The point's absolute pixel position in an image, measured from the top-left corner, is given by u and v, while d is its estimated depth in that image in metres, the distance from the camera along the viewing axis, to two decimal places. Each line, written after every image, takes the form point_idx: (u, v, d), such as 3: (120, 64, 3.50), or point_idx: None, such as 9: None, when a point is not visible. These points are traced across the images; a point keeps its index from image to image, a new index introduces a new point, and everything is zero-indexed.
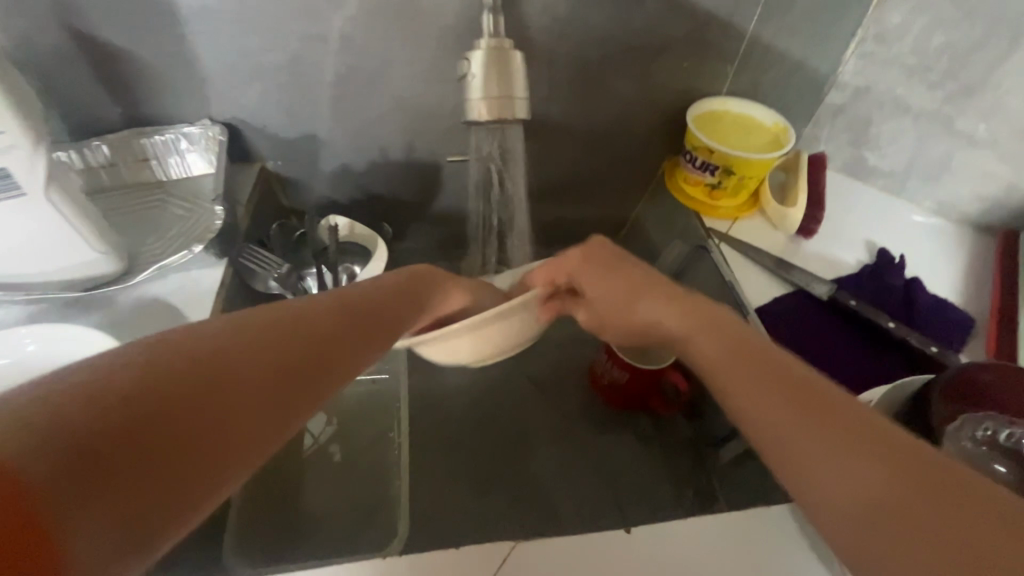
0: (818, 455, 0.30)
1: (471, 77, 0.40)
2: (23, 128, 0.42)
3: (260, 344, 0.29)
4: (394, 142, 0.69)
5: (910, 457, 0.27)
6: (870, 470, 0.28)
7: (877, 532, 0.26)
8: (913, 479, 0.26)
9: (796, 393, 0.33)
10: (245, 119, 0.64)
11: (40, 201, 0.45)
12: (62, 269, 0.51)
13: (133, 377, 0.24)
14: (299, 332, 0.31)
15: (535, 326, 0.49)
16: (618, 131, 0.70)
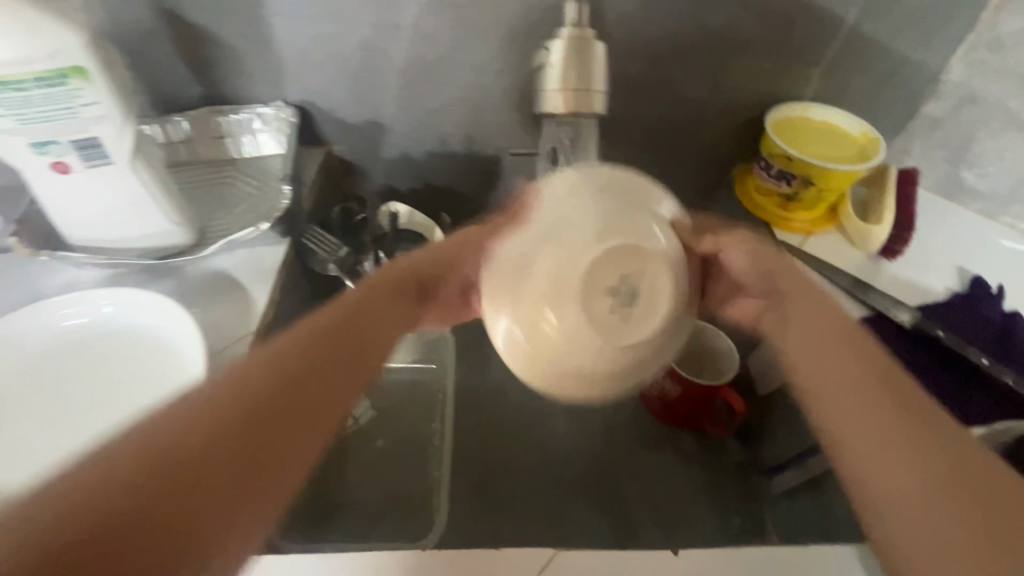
0: (877, 447, 0.36)
1: (550, 68, 0.39)
2: (115, 102, 0.45)
3: (260, 387, 0.35)
4: (458, 133, 0.68)
5: (961, 463, 0.34)
6: (912, 470, 0.35)
7: (909, 513, 0.34)
8: (953, 483, 0.33)
9: (878, 391, 0.38)
10: (316, 102, 0.65)
11: (125, 169, 0.48)
12: (140, 236, 0.53)
13: (162, 453, 0.30)
14: (290, 358, 0.37)
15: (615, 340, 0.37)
16: (691, 133, 0.66)
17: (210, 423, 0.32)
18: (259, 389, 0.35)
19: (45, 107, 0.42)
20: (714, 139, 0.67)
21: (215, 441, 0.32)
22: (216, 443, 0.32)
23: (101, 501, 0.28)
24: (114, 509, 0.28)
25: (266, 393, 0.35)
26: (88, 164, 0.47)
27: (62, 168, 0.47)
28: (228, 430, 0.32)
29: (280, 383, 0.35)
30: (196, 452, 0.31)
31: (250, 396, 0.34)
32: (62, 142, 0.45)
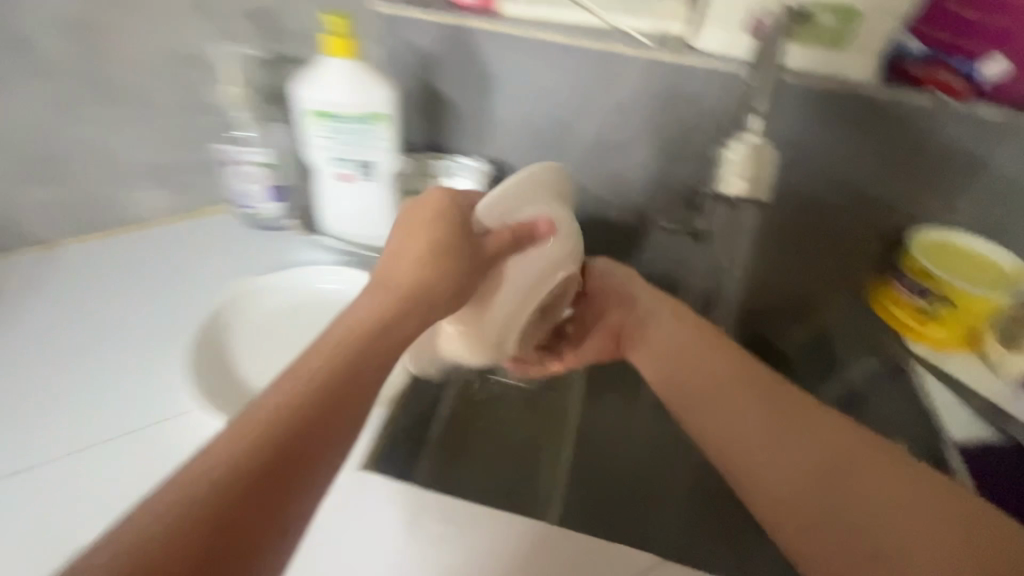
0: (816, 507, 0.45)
1: (728, 160, 0.49)
2: (396, 139, 0.63)
3: (332, 361, 0.37)
4: (616, 202, 0.81)
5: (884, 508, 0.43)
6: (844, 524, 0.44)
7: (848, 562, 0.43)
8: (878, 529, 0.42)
9: (805, 461, 0.47)
10: (509, 161, 0.82)
11: (382, 184, 0.66)
12: (368, 235, 0.69)
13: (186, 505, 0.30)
14: (357, 331, 0.39)
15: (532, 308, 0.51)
16: (830, 237, 0.73)
17: (322, 373, 0.36)
18: (357, 345, 0.39)
19: (354, 137, 0.61)
20: (854, 247, 0.72)
21: (329, 386, 0.36)
22: (329, 389, 0.36)
23: (281, 434, 0.33)
24: (278, 431, 0.33)
25: (347, 355, 0.38)
26: (362, 179, 0.65)
27: (344, 179, 0.65)
28: (330, 380, 0.36)
29: (372, 338, 0.40)
30: (332, 391, 0.36)
31: (340, 361, 0.37)
32: (353, 161, 0.63)
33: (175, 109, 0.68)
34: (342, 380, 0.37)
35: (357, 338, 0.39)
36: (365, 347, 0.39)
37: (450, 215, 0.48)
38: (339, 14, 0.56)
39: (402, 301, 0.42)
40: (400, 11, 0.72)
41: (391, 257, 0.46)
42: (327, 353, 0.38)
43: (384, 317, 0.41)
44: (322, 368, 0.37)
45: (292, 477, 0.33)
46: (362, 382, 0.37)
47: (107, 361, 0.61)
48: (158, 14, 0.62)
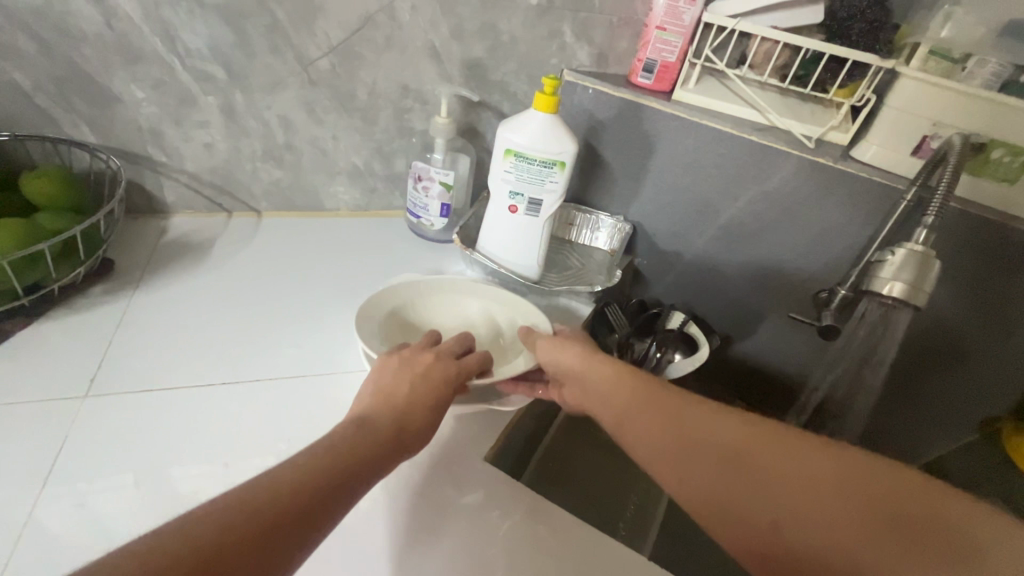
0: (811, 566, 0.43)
1: (889, 263, 0.52)
2: (563, 186, 0.72)
3: (326, 462, 0.42)
4: (741, 284, 0.85)
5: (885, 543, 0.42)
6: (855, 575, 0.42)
7: None
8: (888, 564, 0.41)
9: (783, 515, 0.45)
10: (646, 226, 0.88)
11: (542, 222, 0.74)
12: (514, 262, 0.78)
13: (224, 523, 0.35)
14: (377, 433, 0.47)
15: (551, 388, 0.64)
16: (964, 368, 0.72)
17: (322, 470, 0.42)
18: (345, 449, 0.45)
19: (533, 176, 0.71)
20: (986, 382, 0.71)
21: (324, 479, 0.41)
22: (320, 484, 0.41)
23: (306, 486, 0.40)
24: (271, 503, 0.38)
25: (351, 458, 0.44)
26: (528, 212, 0.74)
27: (512, 210, 0.74)
28: (322, 474, 0.41)
29: (370, 452, 0.45)
30: (322, 486, 0.41)
31: (341, 464, 0.43)
32: (525, 197, 0.73)
33: (389, 127, 0.83)
34: (344, 477, 0.42)
35: (351, 446, 0.45)
36: (353, 454, 0.44)
37: (442, 371, 0.56)
38: (554, 77, 0.67)
39: (401, 414, 0.50)
40: (583, 80, 0.81)
41: (392, 372, 0.54)
42: (325, 452, 0.43)
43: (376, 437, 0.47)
44: (322, 469, 0.42)
45: (297, 535, 0.38)
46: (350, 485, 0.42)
47: (286, 308, 0.73)
48: (402, 54, 0.77)
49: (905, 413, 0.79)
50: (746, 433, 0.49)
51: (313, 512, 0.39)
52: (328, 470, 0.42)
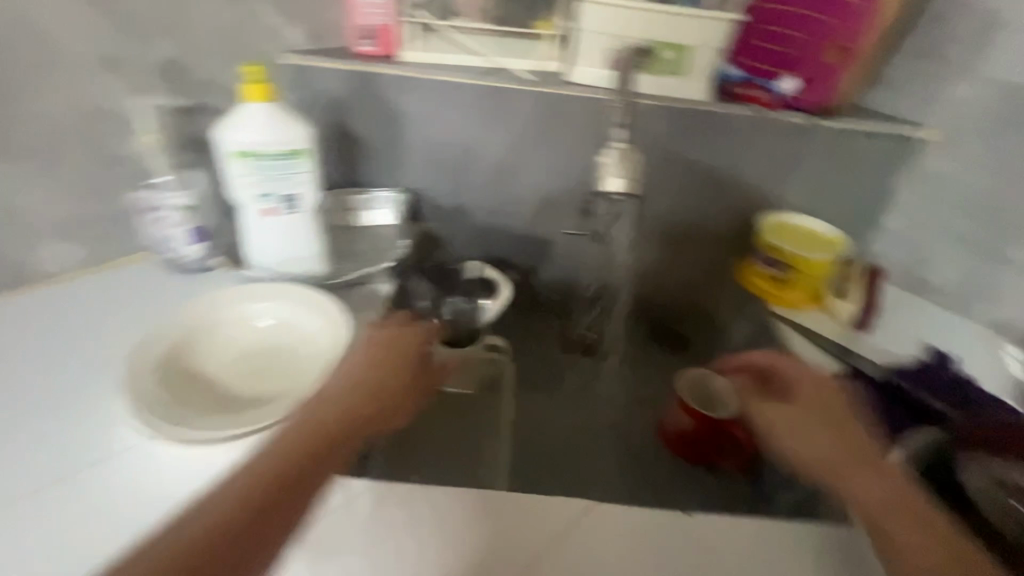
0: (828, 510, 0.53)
1: (605, 164, 0.60)
2: (314, 173, 0.68)
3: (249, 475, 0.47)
4: (524, 217, 0.91)
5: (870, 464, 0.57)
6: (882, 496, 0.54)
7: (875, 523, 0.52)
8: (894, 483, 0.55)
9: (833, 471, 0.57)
10: (424, 189, 0.89)
11: (306, 215, 0.70)
12: (297, 263, 0.73)
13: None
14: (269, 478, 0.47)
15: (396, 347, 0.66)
16: (703, 227, 0.88)
17: (263, 483, 0.47)
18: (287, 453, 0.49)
19: (273, 172, 0.66)
20: (721, 231, 0.88)
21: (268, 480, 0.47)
22: (244, 495, 0.46)
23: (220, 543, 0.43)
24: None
25: (304, 466, 0.49)
26: (286, 211, 0.69)
27: (268, 212, 0.69)
28: (253, 483, 0.46)
29: (307, 452, 0.50)
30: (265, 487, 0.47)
31: (236, 513, 0.45)
32: (276, 196, 0.68)
33: (92, 160, 0.70)
34: (291, 487, 0.47)
35: (279, 451, 0.49)
36: (282, 468, 0.48)
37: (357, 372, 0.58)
38: (258, 66, 0.63)
39: (314, 419, 0.52)
40: (306, 60, 0.77)
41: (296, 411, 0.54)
42: (263, 464, 0.48)
43: (322, 443, 0.51)
44: (256, 481, 0.47)
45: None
46: (307, 482, 0.48)
47: (22, 399, 0.59)
48: (68, 70, 0.64)
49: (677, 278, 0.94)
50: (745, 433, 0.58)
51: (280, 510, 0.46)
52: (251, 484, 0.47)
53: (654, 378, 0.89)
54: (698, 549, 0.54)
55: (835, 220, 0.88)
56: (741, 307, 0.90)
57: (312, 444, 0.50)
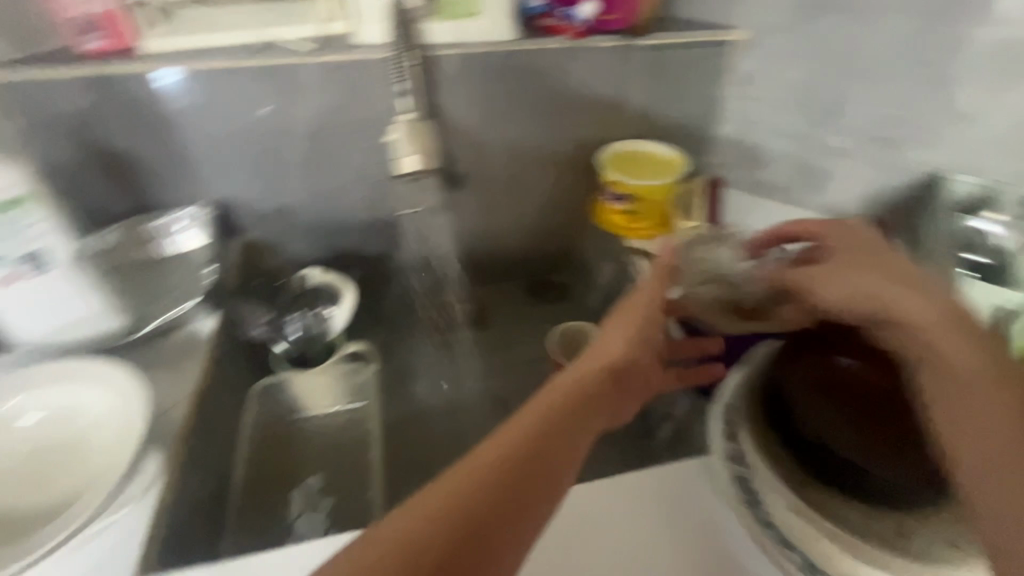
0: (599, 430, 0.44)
1: (394, 141, 0.54)
2: (59, 218, 0.55)
3: (494, 485, 0.38)
4: (356, 204, 0.81)
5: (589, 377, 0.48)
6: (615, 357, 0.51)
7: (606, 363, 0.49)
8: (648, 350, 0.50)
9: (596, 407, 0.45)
10: (230, 198, 0.76)
11: (67, 269, 0.57)
12: (82, 326, 0.61)
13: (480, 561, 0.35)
14: None
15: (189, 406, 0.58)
16: (548, 173, 0.85)
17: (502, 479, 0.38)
18: (478, 494, 0.37)
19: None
20: (564, 172, 0.86)
21: (485, 493, 0.37)
22: (480, 512, 0.36)
23: None
24: None
25: (542, 436, 0.41)
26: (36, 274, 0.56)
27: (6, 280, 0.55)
28: (493, 481, 0.38)
29: (564, 412, 0.43)
30: (503, 496, 0.38)
31: None
32: (11, 260, 0.54)
33: None
34: (546, 456, 0.41)
35: (537, 430, 0.42)
36: (551, 443, 0.41)
37: None
38: None
39: None
40: (27, 76, 0.63)
41: None
42: (493, 475, 0.38)
43: (568, 405, 0.44)
44: (471, 497, 0.37)
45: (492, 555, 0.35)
46: (566, 445, 0.42)
47: None
48: None
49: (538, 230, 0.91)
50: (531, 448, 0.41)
51: (525, 516, 0.38)
52: (498, 473, 0.39)
53: (534, 338, 0.87)
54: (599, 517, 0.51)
55: (672, 139, 0.87)
56: (603, 247, 0.88)
57: (561, 411, 0.43)
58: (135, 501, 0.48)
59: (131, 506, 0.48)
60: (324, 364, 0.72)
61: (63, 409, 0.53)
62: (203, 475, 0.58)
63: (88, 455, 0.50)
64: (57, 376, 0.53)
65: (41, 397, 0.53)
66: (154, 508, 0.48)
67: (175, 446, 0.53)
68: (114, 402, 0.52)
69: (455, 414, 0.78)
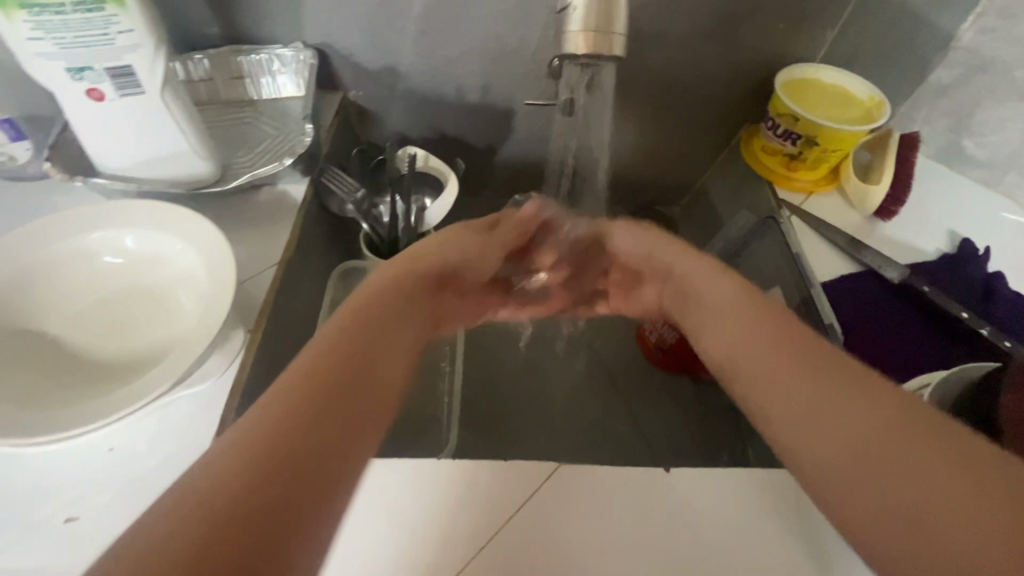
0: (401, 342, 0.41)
1: (573, 10, 0.41)
2: (149, 31, 0.46)
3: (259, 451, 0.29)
4: (473, 82, 0.69)
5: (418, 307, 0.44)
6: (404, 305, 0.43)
7: (408, 310, 0.43)
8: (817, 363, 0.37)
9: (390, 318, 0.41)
10: (335, 46, 0.65)
11: (157, 99, 0.49)
12: (168, 166, 0.54)
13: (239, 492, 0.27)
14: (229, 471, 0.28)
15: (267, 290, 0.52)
16: (703, 89, 0.70)
17: (272, 455, 0.29)
18: (312, 375, 0.34)
19: (79, 33, 0.43)
20: (723, 92, 0.70)
21: (301, 422, 0.31)
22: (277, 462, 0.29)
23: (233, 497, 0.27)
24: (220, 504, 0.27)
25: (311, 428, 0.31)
26: (121, 92, 0.48)
27: (95, 95, 0.48)
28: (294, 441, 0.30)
29: (326, 366, 0.35)
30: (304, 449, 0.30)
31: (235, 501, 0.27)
32: (96, 69, 0.46)
33: None
34: (347, 389, 0.35)
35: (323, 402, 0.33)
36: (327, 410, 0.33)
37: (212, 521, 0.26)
38: None
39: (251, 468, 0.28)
40: None
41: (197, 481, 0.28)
42: (304, 392, 0.33)
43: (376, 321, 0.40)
44: (291, 407, 0.32)
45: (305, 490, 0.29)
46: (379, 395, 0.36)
47: None
48: None
49: (668, 153, 0.78)
50: (349, 344, 0.37)
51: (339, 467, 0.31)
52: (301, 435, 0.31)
53: None
54: (704, 513, 0.45)
55: (873, 75, 0.69)
56: (741, 192, 0.75)
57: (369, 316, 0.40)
58: (213, 375, 0.46)
59: (211, 381, 0.46)
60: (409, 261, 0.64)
61: (141, 261, 0.47)
62: (282, 354, 0.55)
63: (168, 316, 0.45)
64: (138, 222, 0.47)
65: (121, 239, 0.47)
66: (234, 388, 0.46)
67: (258, 324, 0.49)
68: (198, 265, 0.46)
69: (540, 339, 0.73)
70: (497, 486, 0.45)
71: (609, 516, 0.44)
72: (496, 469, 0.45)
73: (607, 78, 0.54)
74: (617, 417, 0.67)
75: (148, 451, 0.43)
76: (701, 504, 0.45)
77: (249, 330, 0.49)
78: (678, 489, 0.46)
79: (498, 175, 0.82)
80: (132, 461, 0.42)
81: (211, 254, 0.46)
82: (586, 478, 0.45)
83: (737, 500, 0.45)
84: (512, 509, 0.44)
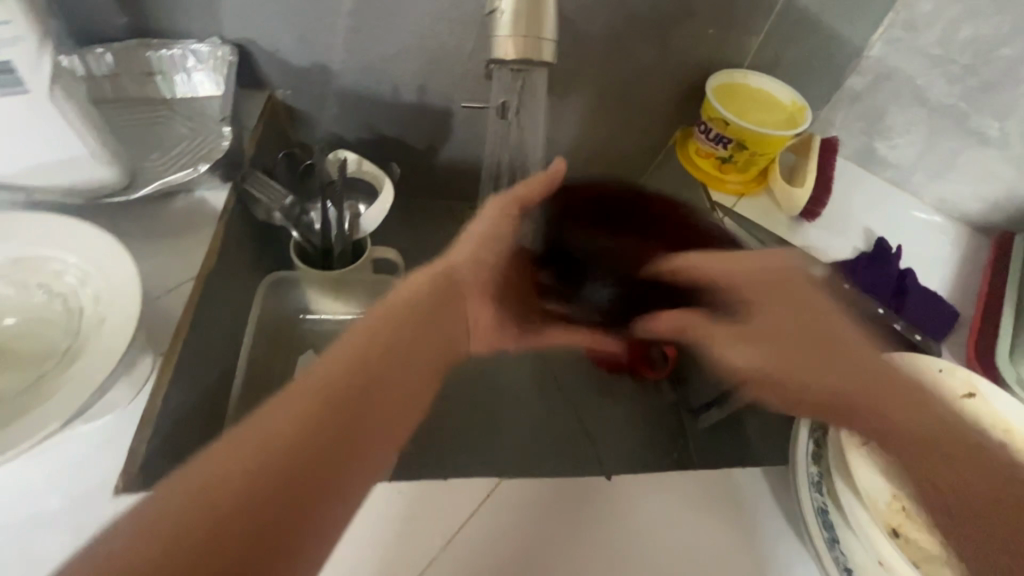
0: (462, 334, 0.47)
1: (502, 14, 0.40)
2: (30, 24, 0.41)
3: (323, 414, 0.36)
4: (408, 82, 0.67)
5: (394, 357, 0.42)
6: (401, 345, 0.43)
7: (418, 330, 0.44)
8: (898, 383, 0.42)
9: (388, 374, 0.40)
10: (257, 42, 0.61)
11: (44, 100, 0.44)
12: (64, 173, 0.49)
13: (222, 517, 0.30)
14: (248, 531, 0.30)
15: (183, 306, 0.48)
16: (639, 92, 0.71)
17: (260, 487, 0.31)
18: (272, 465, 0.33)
19: None
20: (658, 96, 0.71)
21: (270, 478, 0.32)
22: (312, 457, 0.34)
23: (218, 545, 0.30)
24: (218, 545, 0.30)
25: (398, 336, 0.42)
26: (1, 92, 0.42)
27: None
28: (318, 433, 0.35)
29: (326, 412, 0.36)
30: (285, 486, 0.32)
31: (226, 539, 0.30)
32: None
33: None
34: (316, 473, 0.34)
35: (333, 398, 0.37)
36: (444, 297, 0.47)
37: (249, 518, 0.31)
38: None
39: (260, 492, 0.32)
40: None
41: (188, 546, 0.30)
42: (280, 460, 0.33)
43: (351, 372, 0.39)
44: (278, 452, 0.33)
45: (298, 515, 0.32)
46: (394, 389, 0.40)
47: None
48: None
49: (608, 155, 0.79)
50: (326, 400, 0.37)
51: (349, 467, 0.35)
52: (315, 425, 0.35)
53: None
54: (645, 521, 0.45)
55: (796, 81, 0.72)
56: (677, 193, 0.77)
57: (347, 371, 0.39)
58: (120, 407, 0.42)
59: (115, 413, 0.41)
60: (346, 271, 0.61)
61: (35, 280, 0.42)
62: (202, 376, 0.51)
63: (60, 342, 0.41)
64: (27, 238, 0.43)
65: (11, 255, 0.42)
66: (145, 417, 0.42)
67: (172, 345, 0.45)
68: (103, 288, 0.41)
69: None
70: (440, 506, 0.43)
71: (554, 527, 0.43)
72: (436, 487, 0.44)
73: (540, 81, 0.53)
74: (564, 423, 0.67)
75: (40, 496, 0.38)
76: (643, 507, 0.45)
77: (164, 352, 0.45)
78: (624, 495, 0.46)
79: (438, 177, 0.80)
80: (22, 508, 0.38)
81: (116, 273, 0.42)
82: (530, 490, 0.45)
83: (678, 500, 0.46)
84: (456, 525, 0.43)
